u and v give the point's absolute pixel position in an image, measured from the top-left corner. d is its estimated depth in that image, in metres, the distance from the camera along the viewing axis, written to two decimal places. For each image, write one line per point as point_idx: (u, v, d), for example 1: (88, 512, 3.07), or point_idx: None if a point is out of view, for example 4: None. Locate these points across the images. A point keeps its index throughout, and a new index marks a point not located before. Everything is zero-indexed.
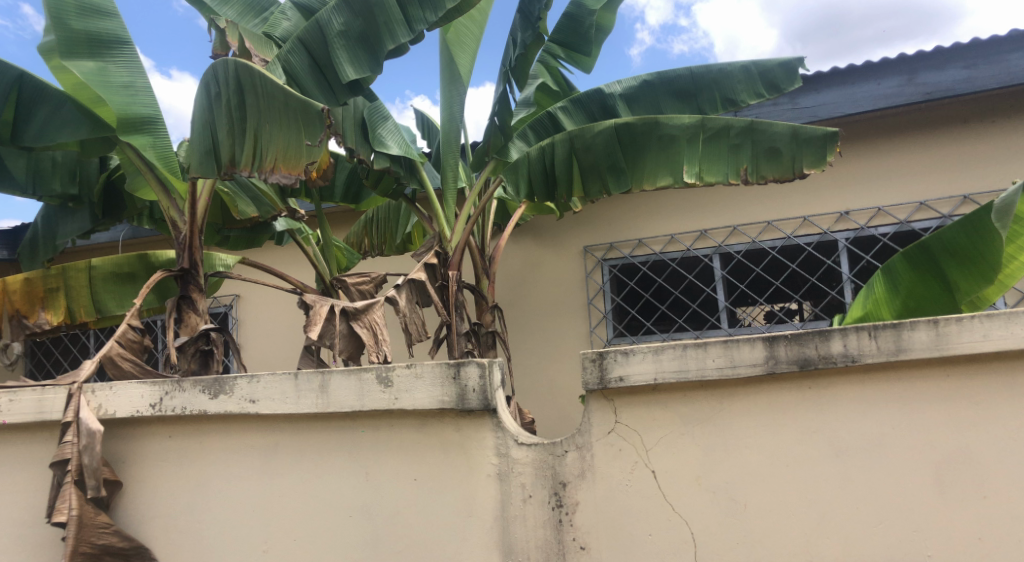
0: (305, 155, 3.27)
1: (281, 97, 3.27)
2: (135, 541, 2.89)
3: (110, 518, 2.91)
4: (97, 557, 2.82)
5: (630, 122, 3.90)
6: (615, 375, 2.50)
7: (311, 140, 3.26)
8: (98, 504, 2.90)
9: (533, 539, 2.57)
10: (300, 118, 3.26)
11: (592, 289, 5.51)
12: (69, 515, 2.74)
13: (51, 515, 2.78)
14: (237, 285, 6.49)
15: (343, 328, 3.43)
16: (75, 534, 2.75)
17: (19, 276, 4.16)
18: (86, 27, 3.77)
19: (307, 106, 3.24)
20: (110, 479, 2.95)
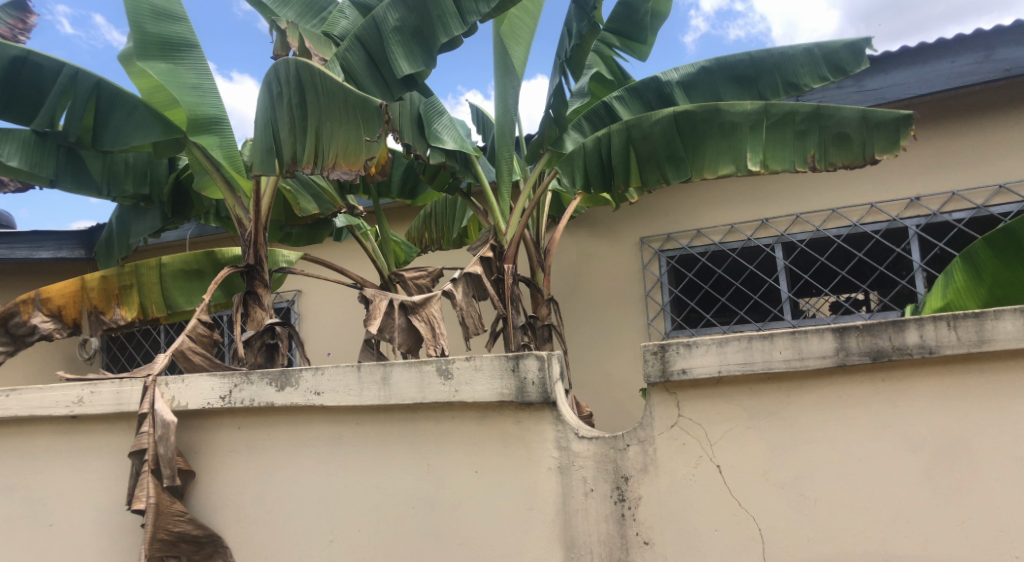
0: (365, 151, 3.32)
1: (341, 94, 3.33)
2: (208, 529, 2.98)
3: (184, 506, 3.01)
4: (173, 544, 2.93)
5: (689, 110, 3.81)
6: (677, 367, 2.46)
7: (370, 135, 3.31)
8: (173, 492, 3.01)
9: (595, 533, 2.55)
10: (359, 114, 3.31)
11: (650, 281, 5.44)
12: (147, 503, 2.86)
13: (130, 502, 2.89)
14: (298, 280, 6.65)
15: (403, 322, 3.48)
16: (153, 521, 2.88)
17: (96, 274, 4.27)
18: (161, 31, 3.91)
19: (366, 103, 3.29)
20: (184, 469, 3.06)
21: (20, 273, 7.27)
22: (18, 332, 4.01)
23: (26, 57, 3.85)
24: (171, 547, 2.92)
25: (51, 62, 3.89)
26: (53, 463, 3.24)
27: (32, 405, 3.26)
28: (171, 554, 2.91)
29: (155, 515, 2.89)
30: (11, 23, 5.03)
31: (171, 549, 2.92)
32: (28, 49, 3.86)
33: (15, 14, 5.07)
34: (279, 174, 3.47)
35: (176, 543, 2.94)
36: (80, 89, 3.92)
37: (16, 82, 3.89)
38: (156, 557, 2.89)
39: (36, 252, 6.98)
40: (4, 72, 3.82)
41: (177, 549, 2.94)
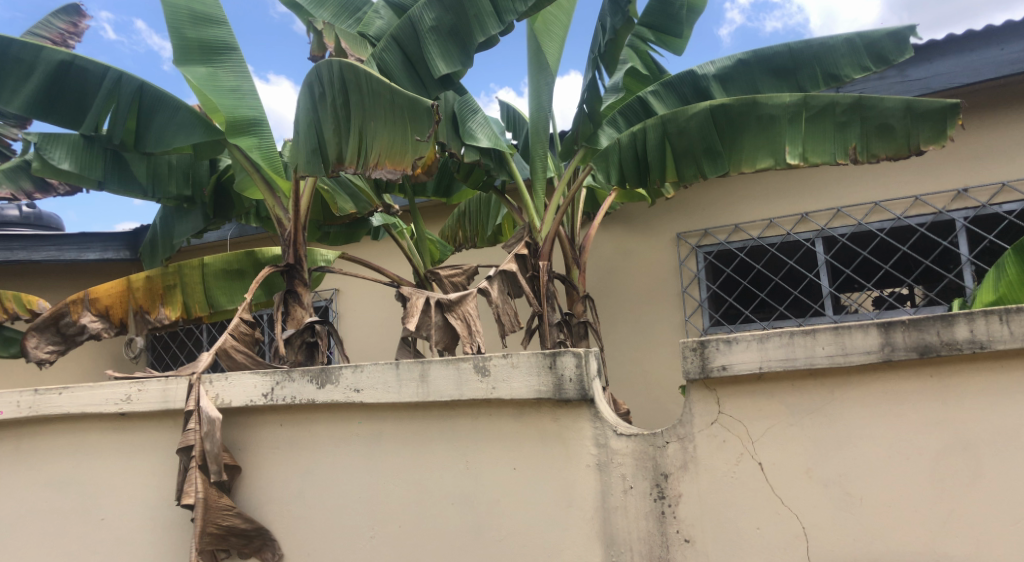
0: (412, 151, 3.40)
1: (387, 96, 3.38)
2: (256, 523, 3.04)
3: (232, 501, 3.07)
4: (223, 537, 3.00)
5: (726, 103, 3.76)
6: (717, 363, 2.43)
7: (418, 136, 3.40)
8: (221, 487, 3.07)
9: (636, 531, 2.53)
10: (406, 114, 3.39)
11: (687, 277, 5.39)
12: (195, 498, 2.92)
13: (179, 497, 2.96)
14: (336, 279, 6.73)
15: (439, 320, 3.50)
16: (202, 516, 2.94)
17: (141, 274, 4.36)
18: (199, 36, 4.00)
19: (415, 104, 3.37)
20: (229, 464, 3.11)
21: (70, 274, 7.50)
22: (69, 331, 4.16)
23: (71, 62, 3.98)
24: (221, 540, 2.99)
25: (96, 66, 4.00)
26: (104, 459, 3.34)
27: (82, 403, 3.35)
28: (220, 547, 2.99)
29: (204, 510, 2.95)
30: (62, 28, 5.19)
31: (221, 542, 2.99)
32: (74, 54, 3.98)
33: (65, 19, 5.24)
34: (324, 175, 3.52)
35: (226, 537, 3.01)
36: (124, 93, 4.01)
37: (63, 86, 4.02)
38: (207, 550, 2.96)
39: (83, 254, 7.19)
40: (51, 77, 3.97)
41: (227, 543, 3.01)
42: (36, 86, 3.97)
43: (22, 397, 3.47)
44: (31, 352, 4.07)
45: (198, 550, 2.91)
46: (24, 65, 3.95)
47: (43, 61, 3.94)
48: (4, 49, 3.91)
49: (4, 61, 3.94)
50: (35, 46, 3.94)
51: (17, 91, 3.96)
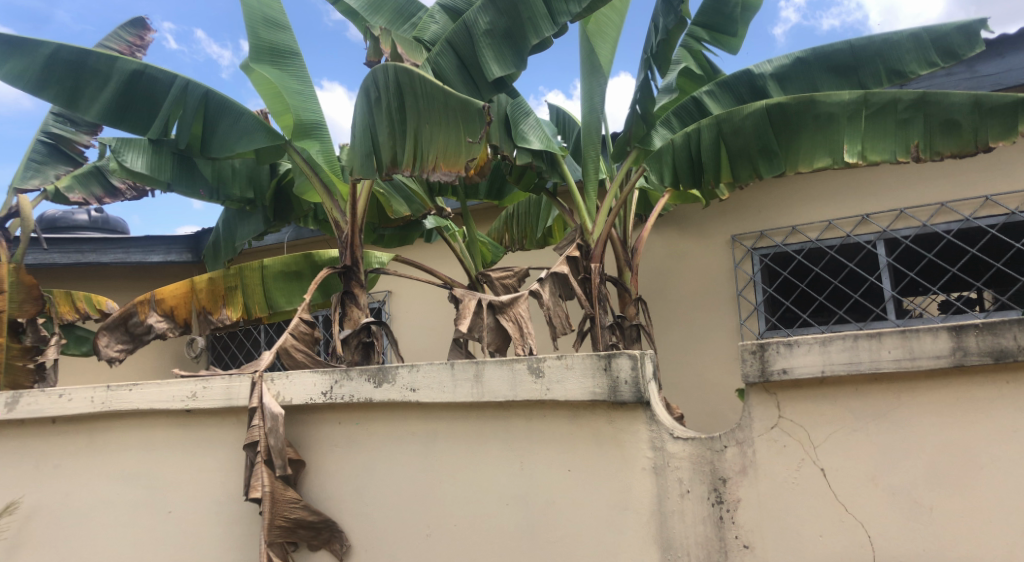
0: (465, 153, 3.32)
1: (441, 99, 3.37)
2: (323, 515, 3.09)
3: (299, 494, 3.13)
4: (292, 529, 3.06)
5: (783, 102, 3.69)
6: (777, 367, 2.39)
7: (471, 137, 3.31)
8: (286, 481, 3.14)
9: (693, 535, 2.50)
10: (459, 118, 3.33)
11: (742, 280, 5.30)
12: (262, 492, 2.99)
13: (247, 492, 3.04)
14: (389, 281, 6.84)
15: (491, 322, 3.52)
16: (269, 509, 3.01)
17: (204, 276, 4.51)
18: (272, 39, 4.19)
19: (467, 106, 3.30)
20: (294, 458, 3.18)
21: (135, 276, 7.77)
22: (137, 331, 4.32)
23: (142, 71, 4.16)
24: (290, 532, 3.06)
25: (164, 75, 4.16)
26: (172, 454, 3.45)
27: (152, 399, 3.47)
28: (290, 539, 3.06)
29: (271, 503, 3.02)
30: (129, 39, 5.40)
31: (290, 534, 3.06)
32: (146, 64, 4.16)
33: (133, 32, 5.45)
34: (378, 178, 3.59)
35: (295, 529, 3.07)
36: (190, 100, 4.16)
37: (134, 95, 4.18)
38: (276, 543, 3.04)
39: (148, 257, 7.46)
40: (124, 86, 4.15)
41: (296, 535, 3.07)
42: (110, 94, 4.15)
43: (95, 392, 3.60)
44: (102, 351, 4.21)
45: (268, 542, 2.99)
46: (99, 75, 4.13)
47: (118, 71, 4.13)
48: (83, 60, 4.10)
49: (82, 71, 4.12)
50: (111, 56, 4.13)
51: (94, 100, 4.14)
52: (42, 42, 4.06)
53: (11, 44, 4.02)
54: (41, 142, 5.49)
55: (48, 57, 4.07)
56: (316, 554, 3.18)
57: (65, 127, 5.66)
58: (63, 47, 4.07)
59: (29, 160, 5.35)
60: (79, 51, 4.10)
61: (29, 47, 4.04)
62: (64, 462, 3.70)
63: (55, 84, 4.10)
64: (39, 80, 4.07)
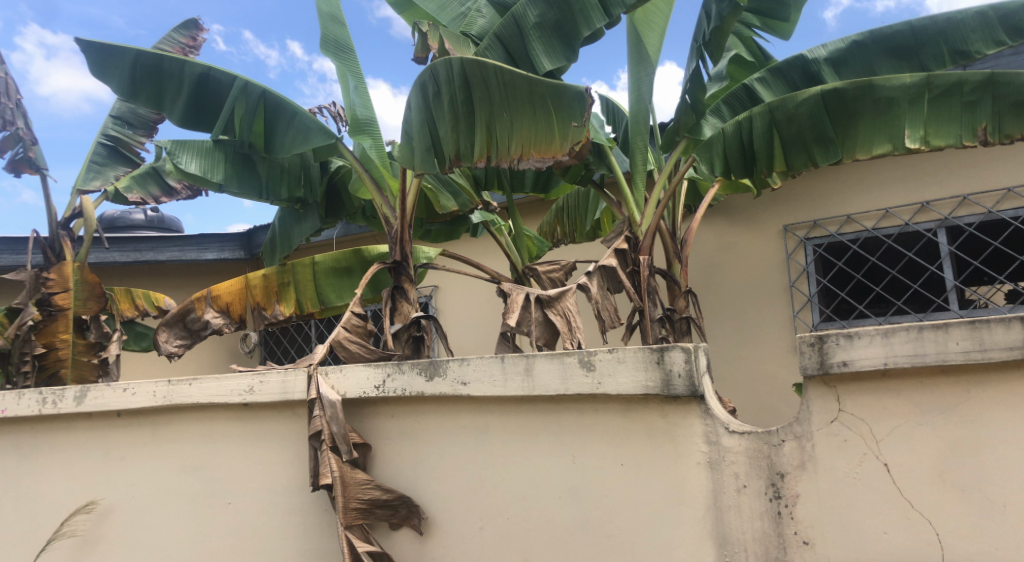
0: (570, 137, 3.24)
1: (525, 86, 3.35)
2: (396, 493, 3.09)
3: (369, 476, 3.17)
4: (368, 510, 3.10)
5: (839, 87, 3.59)
6: (837, 359, 2.32)
7: (576, 121, 3.24)
8: (353, 465, 3.19)
9: (750, 530, 2.46)
10: (553, 104, 3.31)
11: (795, 271, 5.18)
12: (333, 478, 3.03)
13: (316, 479, 3.08)
14: (436, 276, 6.90)
15: (539, 316, 3.52)
16: (342, 493, 3.06)
17: (258, 273, 4.62)
18: (333, 34, 4.32)
19: (562, 91, 3.27)
20: (359, 443, 3.22)
21: (190, 274, 7.99)
22: (194, 326, 4.45)
23: (207, 73, 4.26)
24: (367, 513, 3.09)
25: (227, 77, 4.25)
26: (231, 447, 3.54)
27: (211, 393, 3.56)
28: (367, 520, 3.09)
29: (342, 487, 3.06)
30: (183, 41, 5.54)
31: (367, 515, 3.09)
32: (210, 65, 4.25)
33: (186, 34, 5.58)
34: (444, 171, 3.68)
35: (371, 510, 3.10)
36: (250, 101, 4.24)
37: (205, 97, 4.34)
38: (354, 524, 3.07)
39: (203, 254, 7.66)
40: (195, 89, 4.30)
41: (373, 515, 3.10)
42: (186, 97, 4.33)
43: (157, 387, 3.71)
44: (162, 345, 4.34)
45: (345, 524, 3.02)
46: (173, 79, 4.29)
47: (187, 74, 4.26)
48: (159, 65, 4.26)
49: (160, 76, 4.30)
50: (180, 60, 4.24)
51: (175, 103, 4.36)
52: (124, 49, 4.25)
53: (99, 51, 4.26)
54: (101, 144, 5.68)
55: (131, 63, 4.26)
56: (398, 532, 3.19)
57: (124, 129, 5.84)
58: (141, 53, 4.24)
59: (91, 162, 5.54)
60: (154, 56, 4.25)
61: (116, 53, 4.25)
62: (126, 454, 3.82)
63: (143, 90, 4.34)
64: (127, 85, 4.31)
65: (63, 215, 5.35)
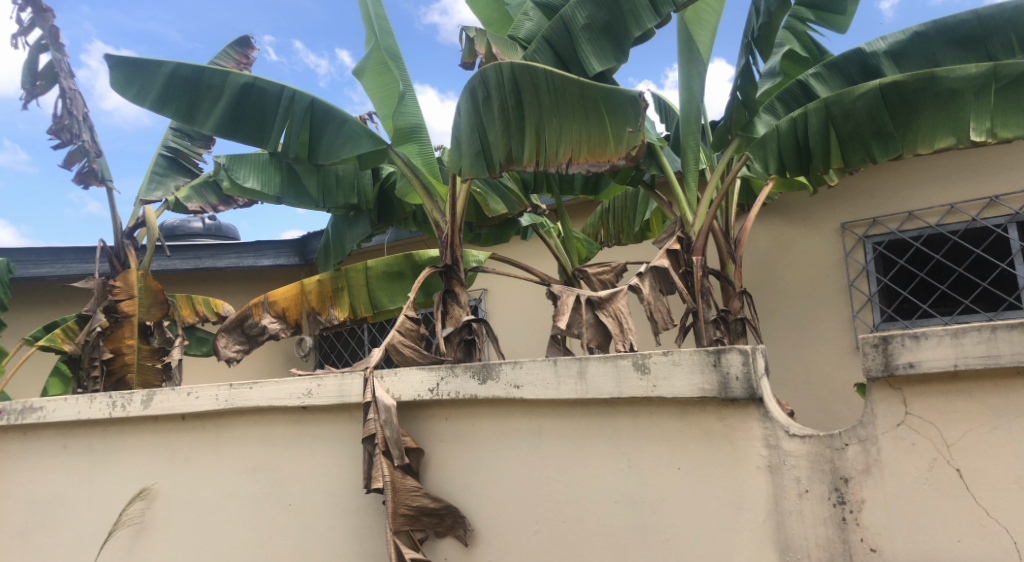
0: (625, 142, 3.22)
1: (577, 91, 3.35)
2: (444, 502, 3.12)
3: (418, 483, 3.20)
4: (415, 517, 3.12)
5: (899, 81, 3.48)
6: (903, 361, 2.25)
7: (632, 126, 3.21)
8: (405, 470, 3.21)
9: (813, 536, 2.39)
10: (606, 108, 3.30)
11: (854, 270, 5.05)
12: (384, 482, 3.07)
13: (370, 482, 3.11)
14: (486, 279, 6.94)
15: (590, 318, 3.49)
16: (393, 498, 3.08)
17: (314, 278, 4.71)
18: (384, 43, 4.48)
19: (615, 96, 3.26)
20: (412, 447, 3.24)
21: (247, 280, 8.19)
22: (252, 332, 4.57)
23: (252, 84, 4.40)
24: (414, 520, 3.12)
25: (274, 87, 4.40)
26: (290, 449, 3.62)
27: (271, 397, 3.64)
28: (414, 527, 3.12)
29: (393, 492, 3.09)
30: (237, 59, 5.70)
31: (414, 522, 3.12)
32: (255, 76, 4.40)
33: (240, 51, 5.74)
34: (492, 175, 3.64)
35: (418, 517, 3.13)
36: (298, 109, 4.37)
37: (246, 108, 4.43)
38: (401, 531, 3.11)
39: (259, 261, 7.85)
40: (236, 98, 4.40)
41: (420, 523, 3.13)
42: (224, 107, 4.42)
43: (220, 390, 3.81)
44: (223, 351, 4.45)
45: (394, 530, 3.06)
46: (213, 90, 4.40)
47: (229, 84, 4.39)
48: (198, 76, 4.40)
49: (198, 87, 4.41)
50: (223, 71, 4.39)
51: (209, 114, 4.42)
52: (163, 62, 4.39)
53: (135, 66, 4.40)
54: (162, 156, 5.88)
55: (166, 77, 4.40)
56: (443, 540, 3.22)
57: (183, 141, 6.04)
58: (180, 65, 4.39)
59: (152, 173, 5.74)
60: (195, 68, 4.40)
61: (151, 68, 4.39)
62: (191, 456, 3.93)
63: (173, 100, 4.42)
64: (160, 97, 4.40)
65: (128, 224, 5.55)
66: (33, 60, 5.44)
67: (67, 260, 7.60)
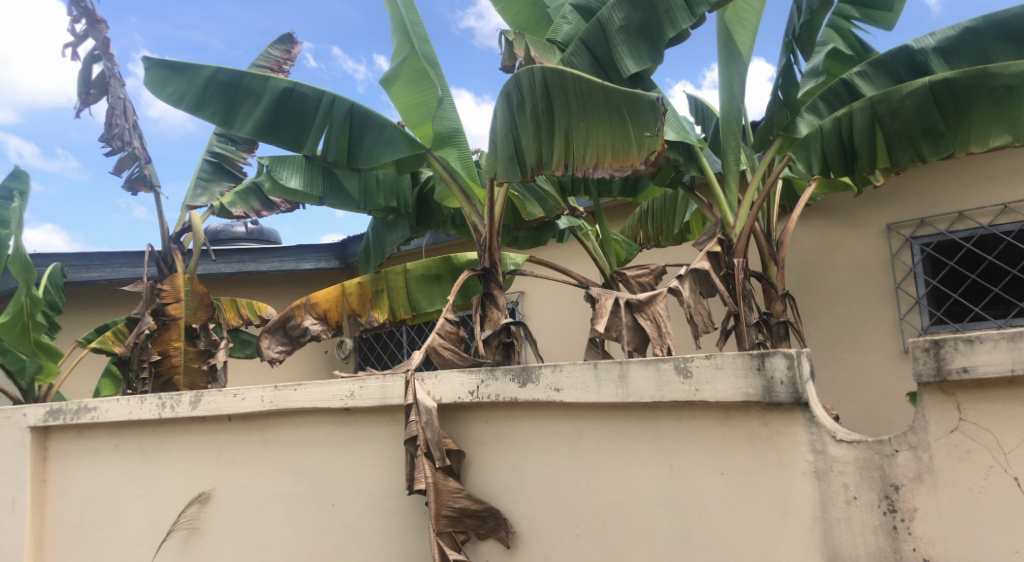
0: (643, 147, 3.24)
1: (602, 95, 3.33)
2: (485, 504, 3.13)
3: (460, 485, 3.21)
4: (457, 519, 3.14)
5: (951, 78, 3.40)
6: (956, 366, 2.19)
7: (649, 131, 3.22)
8: (447, 472, 3.23)
9: (862, 544, 2.35)
10: (627, 112, 3.28)
11: (901, 272, 4.94)
12: (426, 484, 3.08)
13: (411, 484, 3.14)
14: (523, 282, 6.95)
15: (629, 321, 3.47)
16: (435, 500, 3.10)
17: (354, 280, 4.78)
18: (422, 49, 4.38)
19: (637, 100, 3.24)
20: (453, 450, 3.26)
21: (288, 282, 8.33)
22: (295, 333, 4.61)
23: (292, 89, 4.48)
24: (456, 521, 3.14)
25: (313, 92, 4.47)
26: (333, 449, 3.67)
27: (315, 398, 3.69)
28: (457, 528, 3.14)
29: (436, 494, 3.11)
30: (278, 56, 5.80)
31: (457, 524, 3.14)
32: (295, 81, 4.47)
33: (282, 48, 5.85)
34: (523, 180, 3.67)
35: (461, 518, 3.15)
36: (338, 115, 4.43)
37: (285, 112, 4.50)
38: (445, 532, 3.13)
39: (300, 264, 7.98)
40: (275, 102, 4.49)
41: (463, 524, 3.15)
42: (263, 110, 4.50)
43: (265, 392, 3.88)
44: (265, 351, 4.51)
45: (436, 531, 3.08)
46: (253, 93, 4.50)
47: (270, 88, 4.48)
48: (239, 81, 4.51)
49: (238, 90, 4.52)
50: (263, 77, 4.48)
51: (248, 117, 4.51)
52: (203, 66, 4.52)
53: (177, 70, 4.54)
54: (207, 161, 6.02)
55: (206, 80, 4.51)
56: (485, 543, 3.23)
57: (227, 146, 6.17)
58: (220, 69, 4.50)
59: (198, 179, 5.88)
60: (236, 73, 4.50)
61: (192, 71, 4.52)
62: (237, 456, 4.02)
63: (212, 103, 4.52)
64: (200, 99, 4.51)
65: (174, 229, 5.69)
66: (86, 71, 5.62)
67: (117, 264, 7.82)
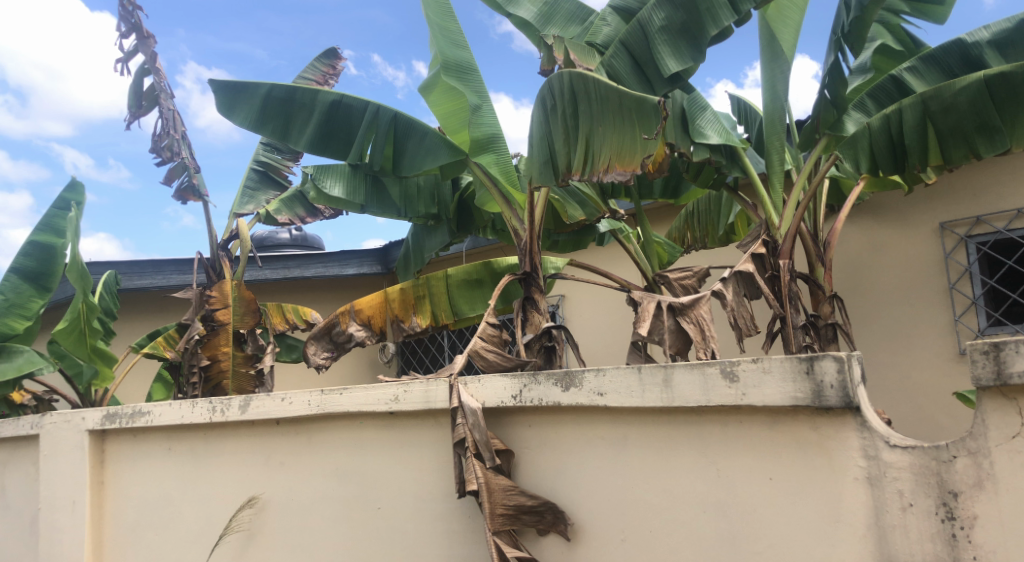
0: (640, 150, 3.28)
1: (615, 98, 3.34)
2: (542, 499, 3.11)
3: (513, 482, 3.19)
4: (514, 516, 3.12)
5: (1007, 72, 3.28)
6: (1017, 370, 2.11)
7: (647, 133, 3.26)
8: (498, 472, 3.21)
9: (919, 552, 2.28)
10: (635, 116, 3.29)
11: (955, 272, 4.80)
12: (478, 484, 3.06)
13: (464, 486, 3.12)
14: (563, 285, 6.94)
15: (671, 324, 3.44)
16: (488, 499, 3.08)
17: (396, 286, 4.82)
18: (455, 57, 4.34)
19: (642, 101, 3.25)
20: (502, 450, 3.24)
21: (331, 287, 8.46)
22: (340, 339, 4.72)
23: (339, 101, 4.56)
24: (514, 519, 3.11)
25: (359, 102, 4.53)
26: (379, 453, 3.71)
27: (360, 402, 3.73)
28: (514, 526, 3.11)
29: (488, 493, 3.09)
30: (324, 70, 5.90)
31: (514, 521, 3.11)
32: (342, 93, 4.55)
33: (327, 62, 5.94)
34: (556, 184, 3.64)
35: (517, 516, 3.12)
36: (382, 123, 4.48)
37: (334, 124, 4.58)
38: (502, 530, 3.10)
39: (344, 270, 8.10)
40: (325, 115, 4.57)
41: (520, 521, 3.12)
42: (315, 124, 4.60)
43: (312, 396, 3.94)
44: (312, 358, 4.64)
45: (493, 530, 3.06)
46: (305, 107, 4.59)
47: (319, 102, 4.56)
48: (291, 96, 4.59)
49: (291, 105, 4.61)
50: (313, 90, 4.57)
51: (302, 131, 4.62)
52: (258, 84, 4.61)
53: (237, 89, 4.63)
54: (254, 170, 6.15)
55: (262, 98, 4.61)
56: (545, 538, 3.20)
57: (273, 155, 6.31)
58: (274, 86, 4.59)
59: (245, 187, 6.00)
60: (288, 88, 4.58)
61: (250, 90, 4.62)
62: (284, 459, 4.09)
63: (270, 121, 4.64)
64: (259, 117, 4.63)
65: (222, 237, 5.82)
66: (137, 84, 5.80)
67: (167, 271, 8.04)
